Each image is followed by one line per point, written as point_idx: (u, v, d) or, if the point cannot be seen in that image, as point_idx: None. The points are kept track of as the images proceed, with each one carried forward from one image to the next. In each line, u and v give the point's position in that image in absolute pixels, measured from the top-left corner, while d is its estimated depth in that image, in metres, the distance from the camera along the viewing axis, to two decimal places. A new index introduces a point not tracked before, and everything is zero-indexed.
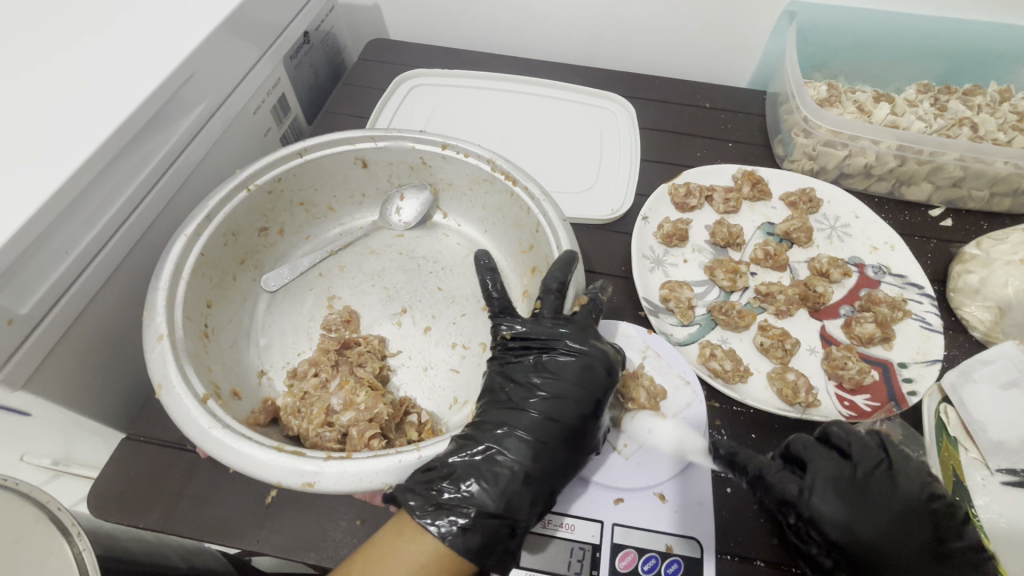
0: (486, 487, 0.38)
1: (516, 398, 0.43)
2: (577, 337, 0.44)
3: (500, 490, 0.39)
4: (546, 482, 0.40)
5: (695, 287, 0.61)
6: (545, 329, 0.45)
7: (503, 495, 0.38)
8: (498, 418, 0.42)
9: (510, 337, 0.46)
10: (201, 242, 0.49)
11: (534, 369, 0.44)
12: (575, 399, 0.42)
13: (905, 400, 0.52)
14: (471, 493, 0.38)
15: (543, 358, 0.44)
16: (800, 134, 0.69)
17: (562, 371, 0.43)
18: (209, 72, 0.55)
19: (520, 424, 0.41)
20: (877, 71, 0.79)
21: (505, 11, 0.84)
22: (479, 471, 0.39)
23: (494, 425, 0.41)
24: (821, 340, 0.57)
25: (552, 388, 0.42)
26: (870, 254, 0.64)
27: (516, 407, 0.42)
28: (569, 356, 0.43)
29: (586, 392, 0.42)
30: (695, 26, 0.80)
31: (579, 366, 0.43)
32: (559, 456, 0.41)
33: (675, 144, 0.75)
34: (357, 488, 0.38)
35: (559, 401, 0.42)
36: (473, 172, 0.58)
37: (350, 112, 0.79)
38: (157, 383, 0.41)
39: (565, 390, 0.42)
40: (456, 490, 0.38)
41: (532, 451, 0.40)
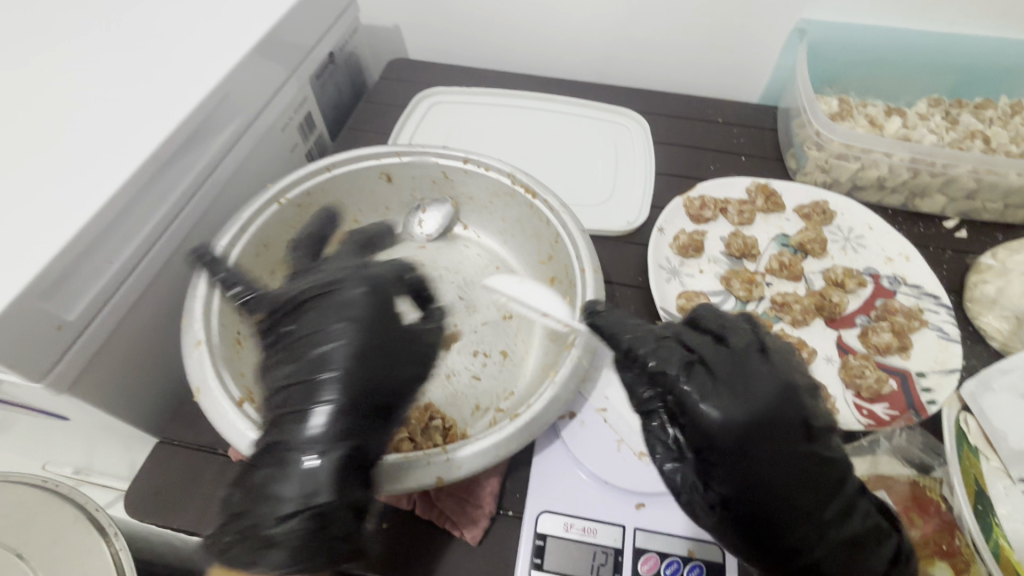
0: (280, 490, 0.36)
1: (301, 377, 0.40)
2: (362, 292, 0.43)
3: (296, 483, 0.36)
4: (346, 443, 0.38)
5: (711, 297, 0.62)
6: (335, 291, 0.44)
7: (308, 484, 0.37)
8: (290, 412, 0.39)
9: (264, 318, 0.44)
10: (235, 253, 0.51)
11: (301, 338, 0.42)
12: (351, 350, 0.40)
13: (923, 409, 0.52)
14: (277, 511, 0.36)
15: (286, 330, 0.42)
16: (812, 148, 0.70)
17: (337, 334, 0.41)
18: (243, 92, 0.58)
19: (309, 404, 0.39)
20: (887, 86, 0.80)
21: (522, 31, 0.88)
22: (273, 476, 0.37)
23: (279, 426, 0.39)
24: (838, 350, 0.58)
25: (325, 352, 0.40)
26: (885, 265, 0.64)
27: (305, 371, 0.40)
28: (335, 313, 0.42)
29: (360, 334, 0.41)
30: (708, 43, 0.82)
31: (339, 316, 0.42)
32: (359, 422, 0.39)
33: (689, 158, 0.77)
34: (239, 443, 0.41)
35: (344, 356, 0.40)
36: (494, 186, 0.60)
37: (372, 129, 0.82)
38: (196, 386, 0.42)
39: (344, 346, 0.40)
40: (258, 508, 0.36)
41: (331, 429, 0.38)
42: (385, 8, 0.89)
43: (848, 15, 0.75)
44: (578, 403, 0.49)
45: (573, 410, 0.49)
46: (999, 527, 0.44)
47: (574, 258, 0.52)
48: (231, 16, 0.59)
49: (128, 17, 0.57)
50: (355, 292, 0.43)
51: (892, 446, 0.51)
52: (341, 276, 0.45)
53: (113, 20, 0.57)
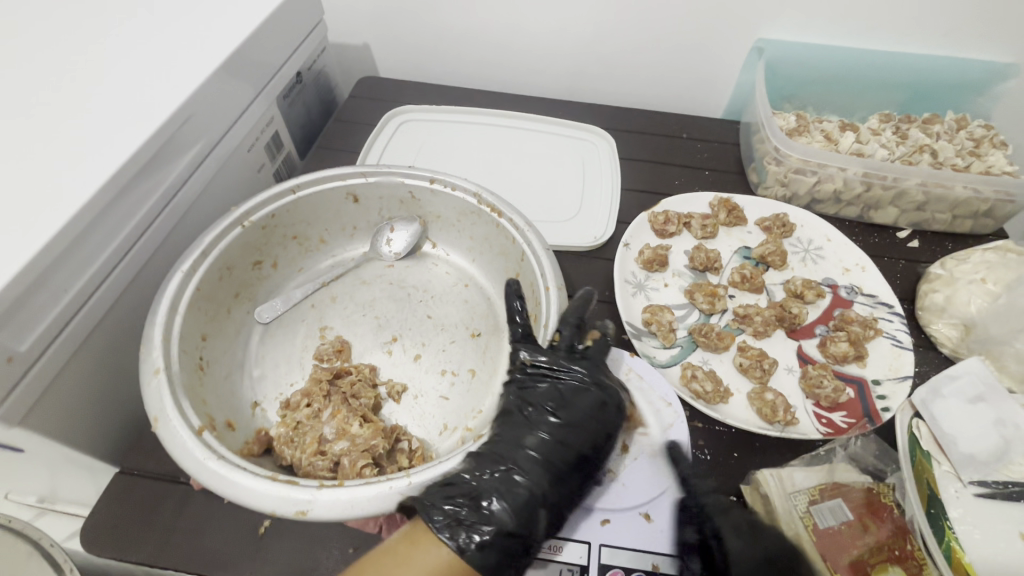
0: (501, 513, 0.40)
1: (510, 433, 0.45)
2: (584, 370, 0.47)
3: (514, 514, 0.40)
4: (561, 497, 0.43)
5: (675, 311, 0.63)
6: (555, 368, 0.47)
7: (518, 516, 0.40)
8: (503, 447, 0.43)
9: (528, 362, 0.47)
10: (197, 277, 0.50)
11: (552, 394, 0.46)
12: (587, 430, 0.45)
13: (878, 416, 0.54)
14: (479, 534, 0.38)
15: (557, 385, 0.46)
16: (771, 163, 0.73)
17: (558, 417, 0.45)
18: (205, 113, 0.57)
19: (528, 442, 0.44)
20: (842, 102, 0.84)
21: (490, 49, 0.89)
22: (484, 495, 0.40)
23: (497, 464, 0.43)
24: (798, 360, 0.59)
25: (571, 417, 0.45)
26: (842, 275, 0.66)
27: (512, 438, 0.44)
28: (577, 381, 0.46)
29: (598, 423, 0.45)
30: (671, 60, 0.85)
31: (595, 399, 0.46)
32: (563, 480, 0.43)
33: (655, 174, 0.78)
34: (346, 514, 0.38)
35: (571, 430, 0.44)
36: (461, 205, 0.61)
37: (341, 147, 0.82)
38: (154, 416, 0.42)
39: (579, 420, 0.45)
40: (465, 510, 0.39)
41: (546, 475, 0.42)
42: (354, 27, 0.90)
43: (802, 35, 0.78)
44: None
45: None
46: (952, 531, 0.44)
47: (538, 276, 0.53)
48: (192, 38, 0.59)
49: (83, 39, 0.56)
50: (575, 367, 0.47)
51: (849, 454, 0.50)
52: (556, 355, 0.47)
53: (69, 41, 0.56)
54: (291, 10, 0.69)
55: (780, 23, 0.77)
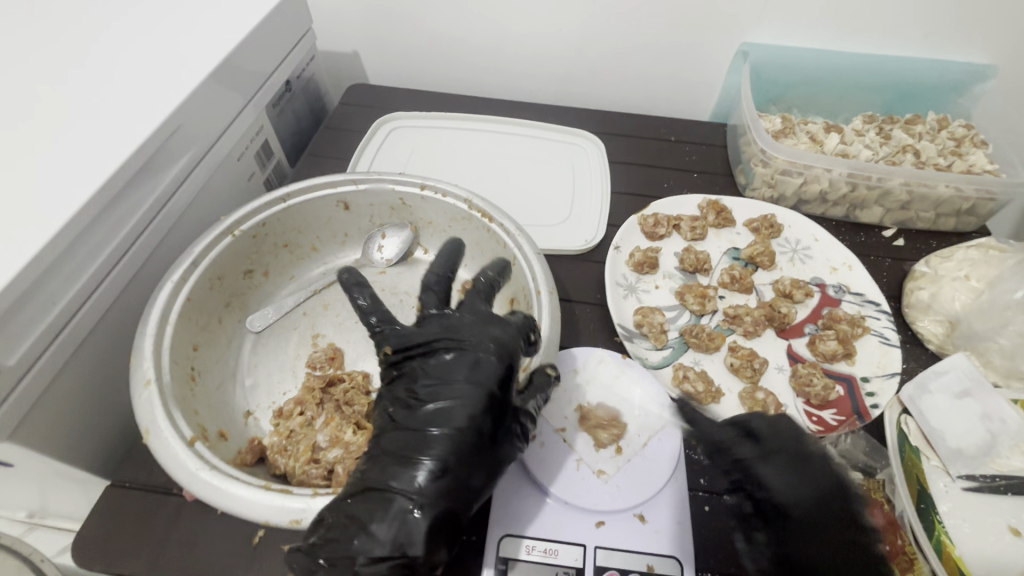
0: (375, 526, 0.37)
1: (395, 432, 0.41)
2: (476, 328, 0.45)
3: (392, 521, 0.37)
4: (452, 482, 0.39)
5: (667, 312, 0.64)
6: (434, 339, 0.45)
7: (397, 523, 0.37)
8: (388, 445, 0.41)
9: (392, 351, 0.46)
10: (187, 288, 0.50)
11: (421, 378, 0.43)
12: (464, 400, 0.41)
13: (867, 413, 0.54)
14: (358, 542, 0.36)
15: (428, 365, 0.44)
16: (758, 164, 0.74)
17: (436, 398, 0.42)
18: (194, 123, 0.57)
19: (410, 440, 0.40)
20: (826, 104, 0.85)
21: (480, 55, 0.90)
22: (365, 510, 0.37)
23: (379, 467, 0.40)
24: (788, 359, 0.60)
25: (441, 395, 0.42)
26: (830, 274, 0.67)
27: (407, 435, 0.41)
28: (449, 356, 0.43)
29: (475, 391, 0.41)
30: (659, 64, 0.86)
31: (465, 366, 0.43)
32: (456, 464, 0.39)
33: (644, 177, 0.79)
34: (268, 516, 0.39)
35: (449, 407, 0.41)
36: (451, 211, 0.61)
37: (332, 155, 0.82)
38: (145, 428, 0.41)
39: (453, 395, 0.41)
40: (344, 535, 0.37)
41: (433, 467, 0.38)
42: (344, 35, 0.90)
43: (787, 39, 0.80)
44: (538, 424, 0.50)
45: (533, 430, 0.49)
46: (942, 525, 0.46)
47: (529, 279, 0.53)
48: (180, 49, 0.59)
49: (70, 50, 0.56)
50: (463, 327, 0.45)
51: (839, 451, 0.52)
52: (430, 332, 0.45)
53: (57, 54, 0.56)
54: (280, 19, 0.69)
55: (764, 28, 0.78)
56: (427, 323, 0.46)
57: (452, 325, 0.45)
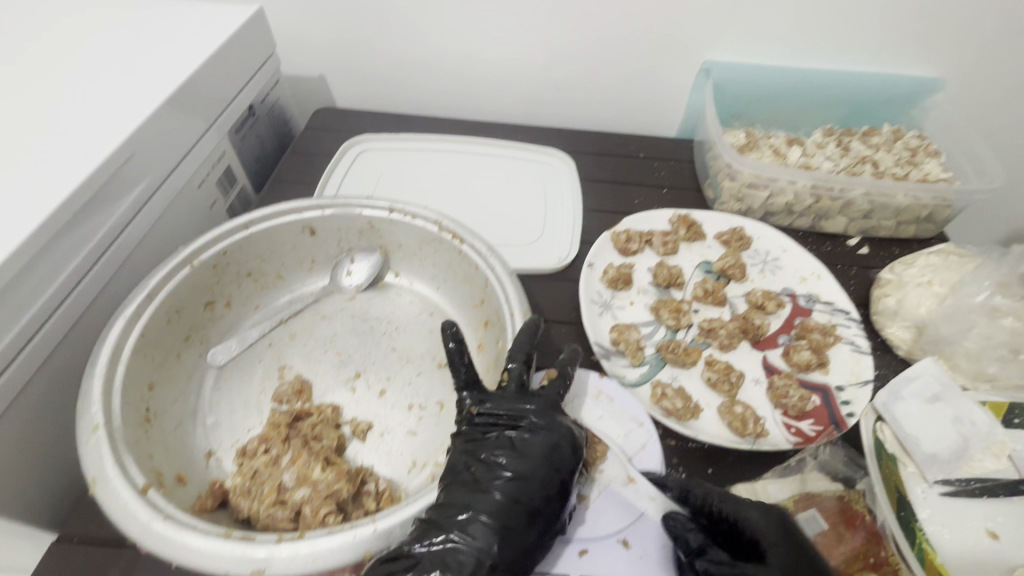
0: None
1: (468, 493, 0.41)
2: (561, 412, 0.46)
3: None
4: (513, 555, 0.39)
5: (642, 328, 0.63)
6: (522, 416, 0.45)
7: None
8: (462, 501, 0.40)
9: (474, 412, 0.46)
10: (141, 323, 0.47)
11: (503, 446, 0.43)
12: (544, 480, 0.42)
13: (843, 421, 0.55)
14: None
15: (512, 436, 0.44)
16: (725, 178, 0.75)
17: (518, 468, 0.42)
18: (150, 151, 0.55)
19: (483, 506, 0.40)
20: (786, 118, 0.88)
21: (447, 77, 0.90)
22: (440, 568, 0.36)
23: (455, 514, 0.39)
24: (765, 370, 0.60)
25: (521, 468, 0.42)
26: (800, 284, 0.68)
27: (473, 496, 0.40)
28: (533, 433, 0.44)
29: (553, 474, 0.42)
30: (624, 83, 0.87)
31: (547, 446, 0.43)
32: (528, 538, 0.40)
33: (615, 194, 0.80)
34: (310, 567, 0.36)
35: (526, 482, 0.41)
36: (422, 234, 0.60)
37: (299, 180, 0.80)
38: (92, 478, 0.38)
39: (534, 471, 0.42)
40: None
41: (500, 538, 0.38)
42: (309, 59, 0.90)
43: (748, 57, 0.82)
44: None
45: None
46: (924, 533, 0.46)
47: (503, 302, 0.52)
48: (136, 76, 0.57)
49: (19, 80, 0.54)
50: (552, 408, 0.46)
51: (818, 464, 0.52)
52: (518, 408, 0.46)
53: (0, 85, 0.54)
54: (240, 43, 0.68)
55: (724, 46, 0.81)
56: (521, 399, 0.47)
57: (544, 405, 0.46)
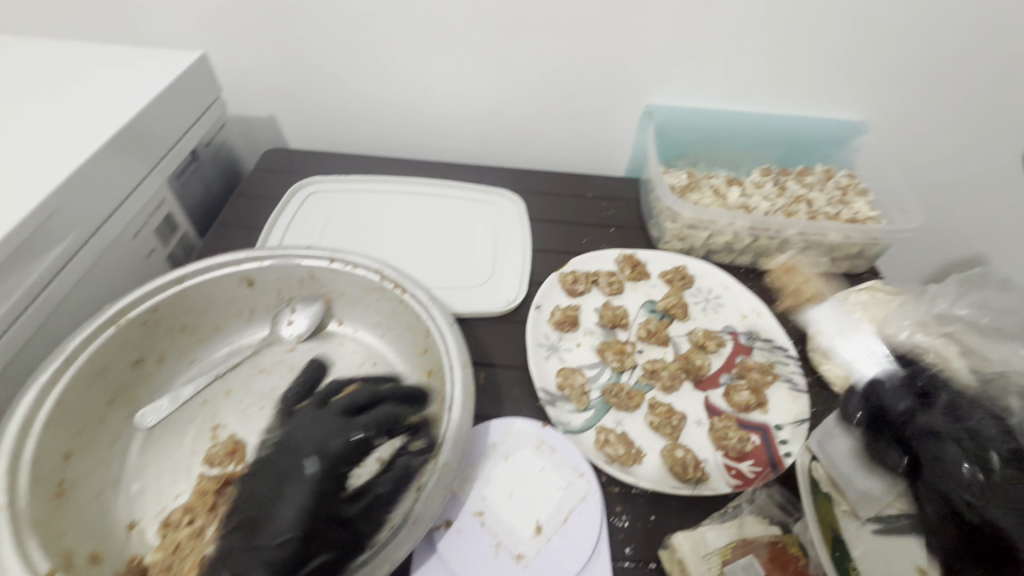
0: None
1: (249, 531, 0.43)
2: (342, 437, 0.48)
3: None
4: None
5: (587, 371, 0.63)
6: (321, 443, 0.47)
7: None
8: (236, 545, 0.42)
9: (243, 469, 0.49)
10: (58, 390, 0.45)
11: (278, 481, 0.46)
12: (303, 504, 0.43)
13: (780, 461, 0.56)
14: None
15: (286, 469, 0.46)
16: (668, 219, 0.77)
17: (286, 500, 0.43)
18: (76, 206, 0.54)
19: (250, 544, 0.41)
20: (727, 157, 0.91)
21: (399, 119, 0.91)
22: None
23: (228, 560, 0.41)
24: (707, 411, 0.61)
25: (288, 499, 0.43)
26: (741, 321, 0.70)
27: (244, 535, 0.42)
28: (304, 463, 0.46)
29: (312, 500, 0.43)
30: (573, 125, 0.90)
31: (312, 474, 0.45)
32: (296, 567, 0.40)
33: (565, 234, 0.81)
34: None
35: (290, 512, 0.42)
36: (363, 282, 0.59)
37: (245, 223, 0.79)
38: None
39: (295, 501, 0.43)
40: None
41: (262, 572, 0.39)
42: (259, 102, 0.89)
43: (687, 100, 0.85)
44: (455, 509, 0.47)
45: (449, 517, 0.47)
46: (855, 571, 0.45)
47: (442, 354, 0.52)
48: (66, 131, 0.56)
49: None
50: (340, 436, 0.48)
51: (753, 508, 0.53)
52: (316, 438, 0.48)
53: None
54: (181, 93, 0.67)
55: (664, 91, 0.84)
56: (298, 432, 0.49)
57: (329, 431, 0.48)
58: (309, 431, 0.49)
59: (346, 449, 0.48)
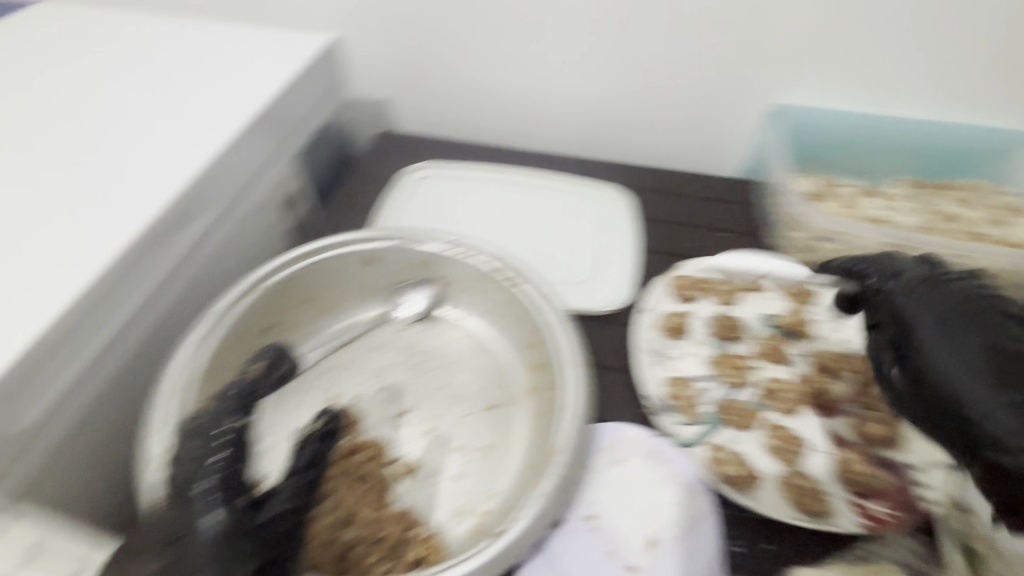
0: None
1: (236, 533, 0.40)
2: (217, 446, 0.42)
3: None
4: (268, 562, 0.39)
5: (699, 383, 0.60)
6: (193, 471, 0.40)
7: None
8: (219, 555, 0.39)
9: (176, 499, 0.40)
10: (205, 350, 0.49)
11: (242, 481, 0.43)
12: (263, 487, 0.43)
13: (919, 507, 0.50)
14: None
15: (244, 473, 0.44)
16: (793, 229, 0.72)
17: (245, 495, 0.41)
18: (225, 179, 0.57)
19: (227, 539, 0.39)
20: (860, 165, 0.83)
21: (508, 108, 0.90)
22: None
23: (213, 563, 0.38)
24: (834, 442, 0.55)
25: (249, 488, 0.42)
26: (871, 347, 0.64)
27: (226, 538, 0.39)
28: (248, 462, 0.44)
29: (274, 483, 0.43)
30: (688, 122, 0.85)
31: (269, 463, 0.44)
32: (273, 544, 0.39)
33: (674, 235, 0.77)
34: None
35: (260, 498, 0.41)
36: (477, 271, 0.60)
37: (357, 203, 0.82)
38: (150, 507, 0.39)
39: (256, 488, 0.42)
40: None
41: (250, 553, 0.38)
42: (376, 86, 0.92)
43: (821, 99, 0.79)
44: (564, 511, 0.47)
45: (560, 518, 0.46)
46: None
47: (557, 352, 0.51)
48: (216, 103, 0.60)
49: (118, 108, 0.59)
50: (223, 435, 0.43)
51: (887, 553, 0.49)
52: (187, 466, 0.41)
53: (101, 112, 0.58)
54: (314, 75, 0.70)
55: (795, 89, 0.78)
56: (173, 462, 0.42)
57: (200, 450, 0.41)
58: (177, 450, 0.43)
59: (230, 452, 0.42)
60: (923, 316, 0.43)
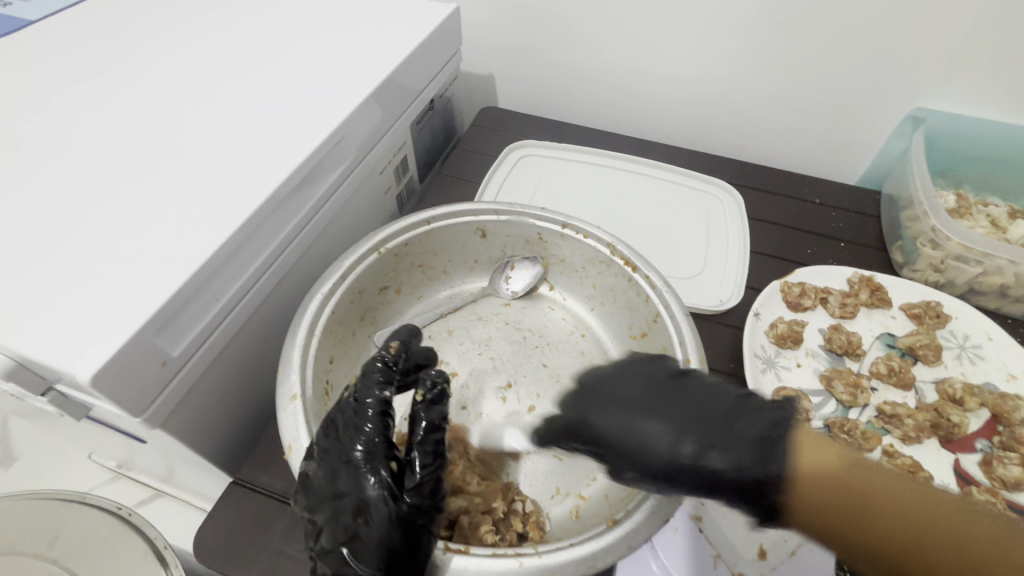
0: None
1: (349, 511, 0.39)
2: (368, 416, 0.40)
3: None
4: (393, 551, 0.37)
5: (812, 398, 0.58)
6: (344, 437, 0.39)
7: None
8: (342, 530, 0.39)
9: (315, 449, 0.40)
10: (333, 301, 0.51)
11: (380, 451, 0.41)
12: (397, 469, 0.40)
13: None
14: None
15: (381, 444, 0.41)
16: (926, 245, 0.66)
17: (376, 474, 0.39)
18: (355, 137, 0.59)
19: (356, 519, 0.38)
20: (1007, 182, 0.76)
21: (617, 91, 0.88)
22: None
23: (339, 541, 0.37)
24: (956, 477, 0.52)
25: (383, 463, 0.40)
26: (1008, 382, 0.59)
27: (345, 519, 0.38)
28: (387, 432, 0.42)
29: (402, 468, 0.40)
30: (812, 121, 0.80)
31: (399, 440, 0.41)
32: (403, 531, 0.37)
33: (786, 239, 0.73)
34: None
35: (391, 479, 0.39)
36: (591, 253, 0.58)
37: (460, 176, 0.82)
38: (289, 443, 0.41)
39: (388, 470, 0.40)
40: None
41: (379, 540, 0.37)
42: (485, 59, 0.92)
43: (971, 108, 0.72)
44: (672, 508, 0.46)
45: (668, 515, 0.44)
46: None
47: (676, 345, 0.49)
48: (353, 64, 0.61)
49: (257, 62, 0.60)
50: (366, 411, 0.40)
51: None
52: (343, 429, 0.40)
53: (249, 64, 0.60)
54: (438, 40, 0.70)
55: (945, 93, 0.71)
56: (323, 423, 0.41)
57: (351, 425, 0.40)
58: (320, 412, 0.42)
59: (379, 422, 0.40)
60: (614, 416, 0.39)
